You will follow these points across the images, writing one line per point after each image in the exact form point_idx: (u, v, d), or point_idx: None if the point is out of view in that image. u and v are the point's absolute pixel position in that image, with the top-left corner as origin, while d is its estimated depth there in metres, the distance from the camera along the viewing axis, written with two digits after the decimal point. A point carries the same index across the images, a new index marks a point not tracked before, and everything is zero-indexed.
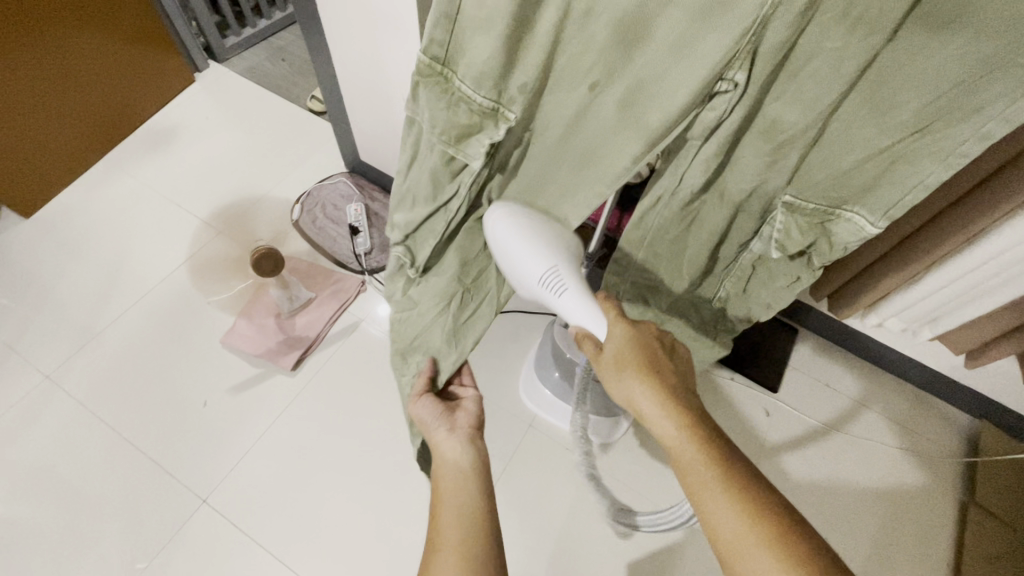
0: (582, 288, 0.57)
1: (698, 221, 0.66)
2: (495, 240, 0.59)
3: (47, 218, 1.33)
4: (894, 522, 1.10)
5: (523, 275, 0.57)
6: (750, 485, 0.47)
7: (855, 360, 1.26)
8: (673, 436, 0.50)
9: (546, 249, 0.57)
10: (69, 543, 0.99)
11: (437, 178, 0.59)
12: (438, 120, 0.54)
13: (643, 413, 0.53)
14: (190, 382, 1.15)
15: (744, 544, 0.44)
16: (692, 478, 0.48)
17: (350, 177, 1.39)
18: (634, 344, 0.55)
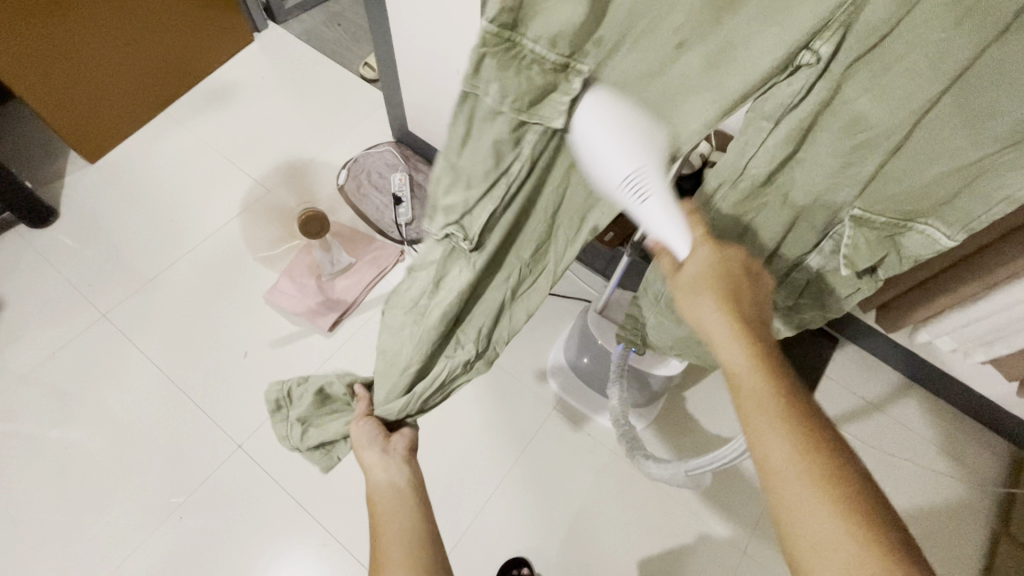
0: (668, 199, 0.48)
1: (757, 227, 0.62)
2: (582, 129, 0.44)
3: (111, 165, 1.39)
4: (920, 546, 1.06)
5: (604, 175, 0.45)
6: (813, 422, 0.44)
7: (897, 376, 1.21)
8: (738, 359, 0.47)
9: (641, 146, 0.44)
10: (116, 469, 1.06)
11: (500, 149, 0.48)
12: (510, 90, 0.42)
13: (712, 327, 0.50)
14: (234, 333, 1.20)
15: (793, 472, 0.42)
16: (747, 399, 0.46)
17: (397, 147, 1.39)
18: (717, 262, 0.52)
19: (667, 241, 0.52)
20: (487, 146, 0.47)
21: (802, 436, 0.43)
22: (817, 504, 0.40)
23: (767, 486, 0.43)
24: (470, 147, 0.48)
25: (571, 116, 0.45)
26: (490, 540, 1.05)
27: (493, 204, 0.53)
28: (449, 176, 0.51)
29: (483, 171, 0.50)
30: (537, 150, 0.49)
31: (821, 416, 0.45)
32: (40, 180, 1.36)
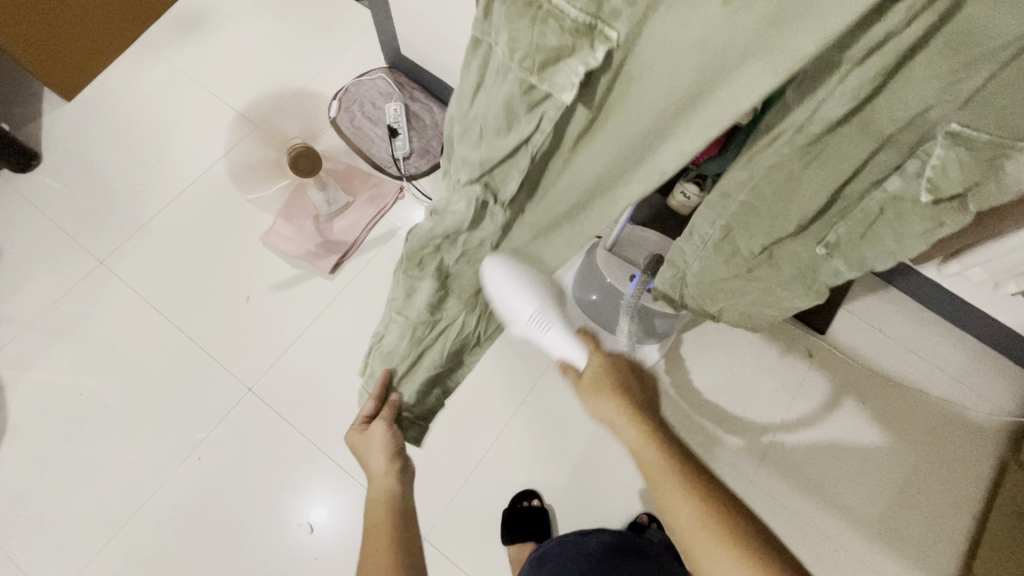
0: (566, 327, 0.63)
1: (827, 162, 0.51)
2: (489, 283, 0.60)
3: (87, 102, 1.31)
4: (926, 474, 1.08)
5: (512, 311, 0.61)
6: (706, 487, 0.53)
7: (917, 307, 1.17)
8: (635, 441, 0.57)
9: (533, 293, 0.60)
10: (132, 413, 1.08)
11: (509, 110, 0.41)
12: (517, 42, 0.36)
13: (617, 420, 0.59)
14: (234, 277, 1.18)
15: (697, 532, 0.50)
16: (653, 475, 0.54)
17: (390, 73, 1.31)
18: (609, 371, 0.62)
19: (569, 357, 0.64)
20: (496, 100, 0.41)
21: (702, 502, 0.51)
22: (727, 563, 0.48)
23: (684, 548, 0.51)
24: (481, 99, 0.44)
25: (483, 269, 0.60)
26: (500, 474, 1.07)
27: (516, 171, 0.48)
28: (461, 124, 0.48)
29: (494, 132, 0.44)
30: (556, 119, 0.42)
31: (719, 484, 0.54)
32: (16, 120, 1.29)
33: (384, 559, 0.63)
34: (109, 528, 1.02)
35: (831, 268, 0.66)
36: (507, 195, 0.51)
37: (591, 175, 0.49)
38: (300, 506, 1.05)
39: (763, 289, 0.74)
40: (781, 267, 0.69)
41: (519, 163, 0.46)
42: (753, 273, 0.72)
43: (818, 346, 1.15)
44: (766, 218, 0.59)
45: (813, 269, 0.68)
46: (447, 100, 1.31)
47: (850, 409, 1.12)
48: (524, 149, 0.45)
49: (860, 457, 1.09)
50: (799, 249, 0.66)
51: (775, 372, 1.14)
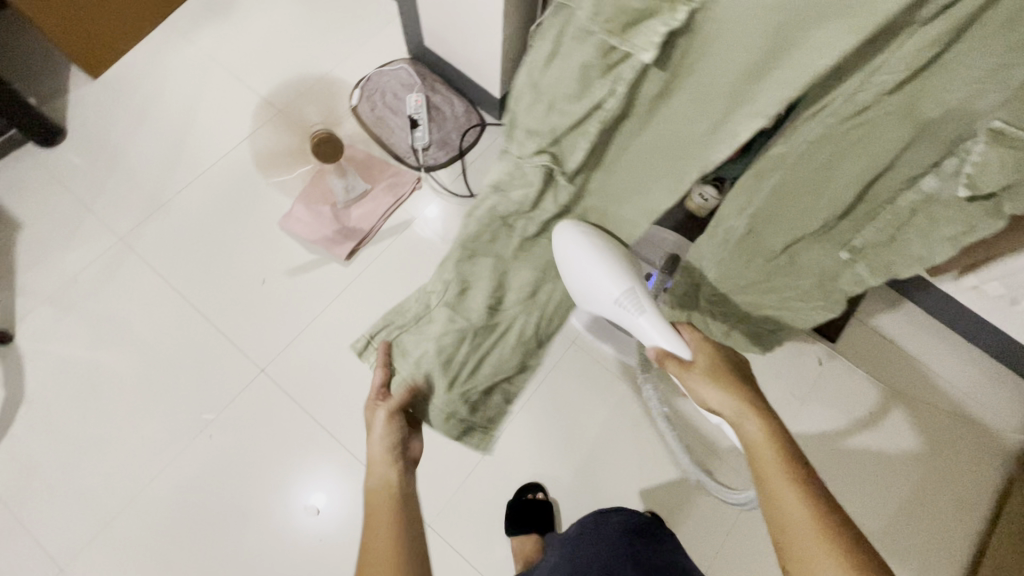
0: (656, 312, 0.72)
1: (861, 151, 0.48)
2: (567, 261, 0.69)
3: (112, 80, 1.32)
4: (931, 488, 1.07)
5: (601, 295, 0.72)
6: (816, 489, 0.53)
7: (929, 320, 1.17)
8: (756, 436, 0.58)
9: (620, 275, 0.70)
10: (145, 390, 1.10)
11: (586, 74, 0.45)
12: (602, 6, 0.38)
13: (742, 415, 0.61)
14: (251, 260, 1.19)
15: (805, 536, 0.50)
16: (763, 465, 0.56)
17: (413, 65, 1.32)
18: (716, 370, 0.66)
19: (667, 348, 0.70)
20: (572, 66, 0.45)
21: (809, 501, 0.52)
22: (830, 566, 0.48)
23: (784, 545, 0.51)
24: (555, 69, 0.47)
25: (554, 237, 0.70)
26: (505, 466, 1.08)
27: (582, 139, 0.52)
28: (529, 93, 0.51)
29: (565, 99, 0.48)
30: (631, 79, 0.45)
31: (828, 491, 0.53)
32: (42, 96, 1.30)
33: (385, 534, 0.57)
34: (119, 500, 1.03)
35: (854, 275, 0.64)
36: (572, 163, 0.56)
37: (668, 134, 0.52)
38: (307, 488, 1.06)
39: (776, 298, 0.73)
40: (805, 272, 0.67)
41: (589, 128, 0.51)
42: (773, 276, 0.70)
43: (829, 354, 1.15)
44: (796, 214, 0.58)
45: (835, 276, 0.66)
46: (468, 94, 1.32)
47: (858, 419, 1.11)
48: (596, 113, 0.49)
49: (866, 466, 1.09)
50: (819, 255, 0.64)
51: (784, 378, 1.14)
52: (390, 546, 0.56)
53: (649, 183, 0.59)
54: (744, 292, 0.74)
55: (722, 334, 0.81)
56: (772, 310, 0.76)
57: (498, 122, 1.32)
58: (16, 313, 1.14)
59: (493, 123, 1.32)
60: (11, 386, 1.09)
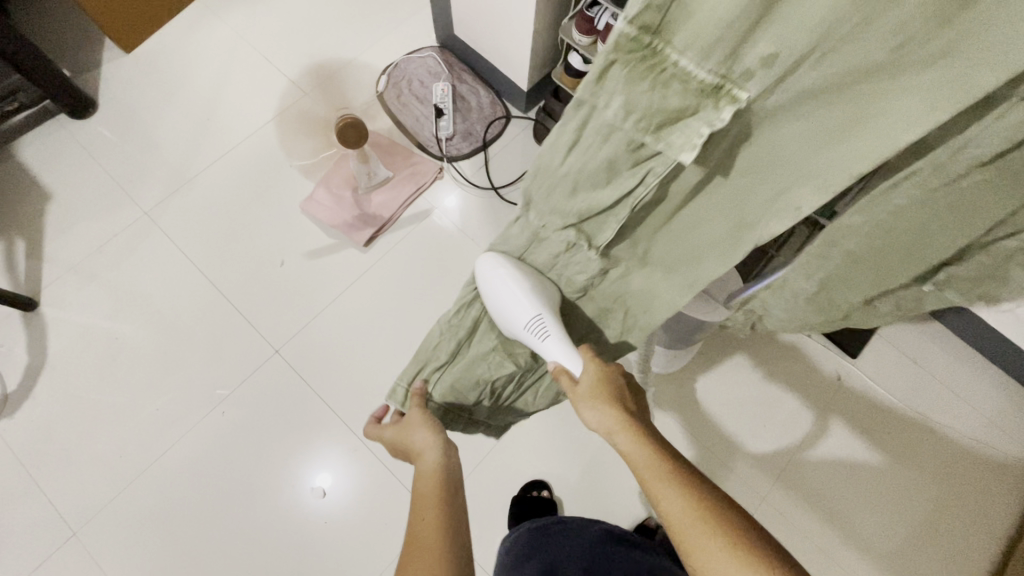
0: (563, 335, 0.64)
1: (946, 217, 0.43)
2: (486, 284, 0.67)
3: (145, 55, 1.34)
4: (945, 513, 1.05)
5: (511, 318, 0.66)
6: (709, 495, 0.47)
7: (956, 342, 1.13)
8: (627, 442, 0.53)
9: (532, 298, 0.64)
10: (161, 363, 1.12)
11: (613, 165, 0.45)
12: (637, 105, 0.38)
13: (613, 429, 0.54)
14: (270, 241, 1.20)
15: (698, 533, 0.45)
16: (647, 478, 0.50)
17: (441, 53, 1.32)
18: (603, 377, 0.59)
19: (565, 364, 0.63)
20: (600, 157, 0.45)
21: (701, 510, 0.46)
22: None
23: (689, 561, 0.46)
24: (578, 156, 0.47)
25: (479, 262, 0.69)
26: (511, 461, 1.08)
27: (613, 220, 0.52)
28: (552, 179, 0.51)
29: (594, 182, 0.48)
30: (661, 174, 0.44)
31: (723, 493, 0.48)
32: (76, 68, 1.32)
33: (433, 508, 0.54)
34: (132, 469, 1.05)
35: (941, 297, 0.56)
36: (600, 241, 0.56)
37: (726, 197, 0.48)
38: (314, 470, 1.07)
39: (854, 323, 0.65)
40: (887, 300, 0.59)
41: (619, 212, 0.50)
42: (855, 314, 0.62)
43: (848, 369, 1.13)
44: (872, 273, 0.52)
45: (918, 299, 0.58)
46: (494, 85, 1.31)
47: (873, 439, 1.09)
48: (627, 198, 0.48)
49: (879, 486, 1.07)
50: (903, 286, 0.56)
51: (799, 391, 1.12)
52: (435, 528, 0.52)
53: (705, 245, 0.54)
54: (812, 330, 0.67)
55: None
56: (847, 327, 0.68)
57: (523, 115, 1.31)
58: (42, 281, 1.16)
59: (519, 116, 1.31)
60: (34, 352, 1.11)
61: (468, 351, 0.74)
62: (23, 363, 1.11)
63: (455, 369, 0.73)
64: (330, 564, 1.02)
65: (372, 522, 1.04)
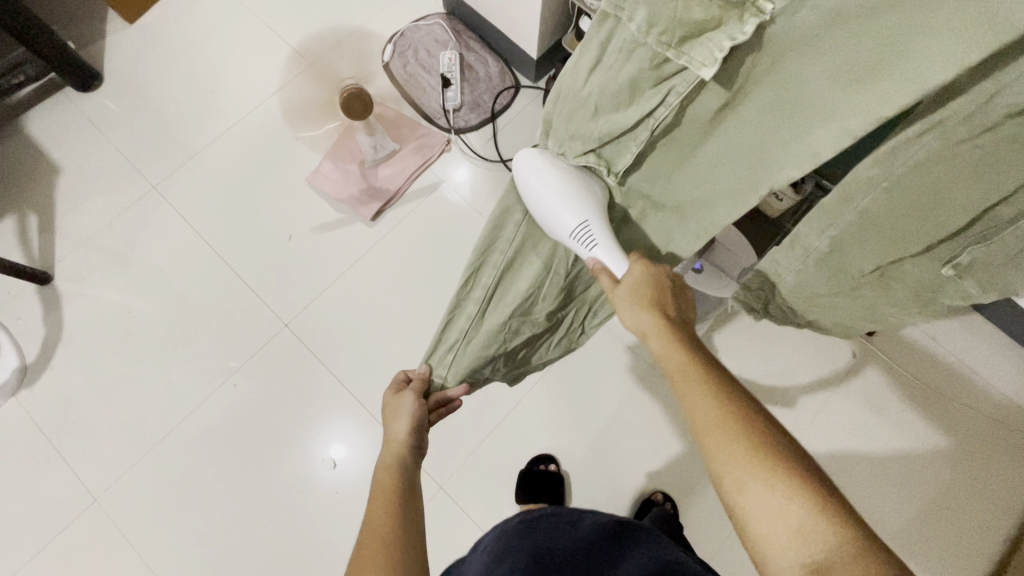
0: (612, 244, 0.59)
1: (971, 171, 0.41)
2: (527, 187, 0.59)
3: (148, 26, 1.32)
4: (958, 492, 1.03)
5: (554, 225, 0.59)
6: (738, 397, 0.47)
7: (976, 319, 1.10)
8: (659, 343, 0.53)
9: (578, 204, 0.56)
10: (173, 336, 1.13)
11: (636, 85, 0.44)
12: (659, 18, 0.38)
13: (649, 331, 0.54)
14: (278, 215, 1.19)
15: (717, 425, 0.46)
16: (676, 377, 0.50)
17: (449, 21, 1.28)
18: (652, 282, 0.57)
19: (607, 262, 0.59)
20: (620, 80, 0.44)
21: (724, 408, 0.46)
22: (749, 470, 0.43)
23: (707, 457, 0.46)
24: (599, 79, 0.46)
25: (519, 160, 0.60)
26: (519, 436, 1.08)
27: (633, 144, 0.50)
28: (572, 102, 0.50)
29: (612, 107, 0.47)
30: (684, 93, 0.43)
31: (753, 397, 0.48)
32: (82, 38, 1.31)
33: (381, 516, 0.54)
34: (149, 439, 1.08)
35: (960, 295, 0.51)
36: (620, 166, 0.53)
37: (739, 142, 0.46)
38: (325, 442, 1.09)
39: (863, 314, 0.60)
40: (890, 292, 0.56)
41: (640, 134, 0.48)
42: (849, 298, 0.59)
43: (863, 347, 1.10)
44: (878, 241, 0.51)
45: (933, 291, 0.53)
46: (503, 54, 1.27)
47: (887, 416, 1.07)
48: (644, 125, 0.47)
49: (890, 464, 1.05)
50: (919, 271, 0.52)
51: (811, 368, 1.10)
52: (383, 523, 0.53)
53: (715, 190, 0.52)
54: (818, 309, 0.63)
55: (802, 330, 0.70)
56: (851, 330, 0.65)
57: (533, 85, 1.27)
58: (56, 255, 1.17)
59: (528, 86, 1.27)
60: (50, 324, 1.13)
61: (484, 325, 0.72)
62: (40, 334, 1.13)
63: (473, 347, 0.73)
64: (340, 533, 1.04)
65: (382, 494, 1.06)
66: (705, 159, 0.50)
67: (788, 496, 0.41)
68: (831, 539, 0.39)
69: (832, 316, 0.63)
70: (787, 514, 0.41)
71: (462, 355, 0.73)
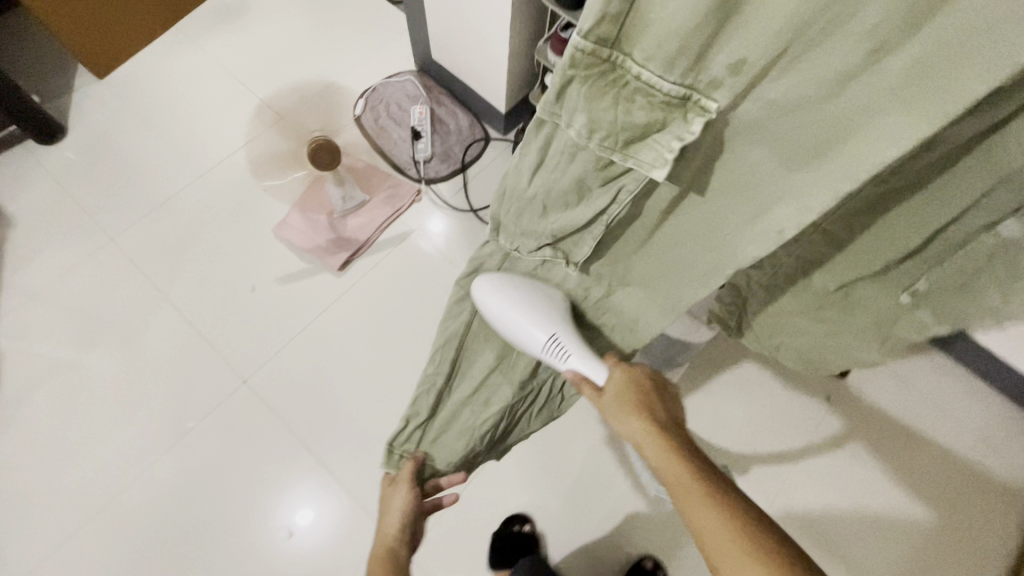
0: (585, 350, 0.64)
1: (923, 197, 0.45)
2: (488, 313, 0.69)
3: (119, 81, 1.32)
4: (945, 538, 1.01)
5: (527, 341, 0.67)
6: (744, 508, 0.44)
7: (941, 358, 1.12)
8: (656, 455, 0.50)
9: (540, 320, 0.66)
10: (121, 395, 1.06)
11: (584, 184, 0.46)
12: (600, 122, 0.38)
13: (641, 438, 0.52)
14: (241, 266, 1.15)
15: (725, 544, 0.42)
16: (680, 497, 0.46)
17: (420, 78, 1.32)
18: (633, 383, 0.58)
19: (583, 372, 0.62)
20: (567, 180, 0.46)
21: (738, 528, 0.43)
22: None
23: None
24: (545, 177, 0.48)
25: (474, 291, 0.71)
26: (493, 495, 1.02)
27: (590, 237, 0.52)
28: (526, 206, 0.53)
29: (567, 204, 0.49)
30: (636, 188, 0.45)
31: (760, 508, 0.45)
32: (47, 94, 1.30)
33: None
34: (86, 508, 0.98)
35: (916, 322, 0.56)
36: (579, 257, 0.57)
37: (706, 221, 0.50)
38: (282, 507, 1.00)
39: (825, 346, 0.64)
40: (857, 312, 0.59)
41: (594, 231, 0.51)
42: (815, 315, 0.62)
43: (837, 390, 1.10)
44: (842, 261, 0.55)
45: (891, 323, 0.57)
46: (473, 109, 1.31)
47: (867, 462, 1.05)
48: (600, 217, 0.49)
49: (876, 512, 1.02)
50: (880, 298, 0.56)
51: (789, 412, 1.09)
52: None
53: (692, 253, 0.54)
54: (788, 335, 0.67)
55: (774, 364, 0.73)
56: (828, 363, 0.67)
57: (501, 137, 1.30)
58: None
59: (497, 138, 1.30)
60: None
61: (449, 402, 0.72)
62: None
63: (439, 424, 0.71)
64: None
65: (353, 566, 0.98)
66: (676, 224, 0.53)
67: None
68: None
69: (800, 339, 0.66)
70: None
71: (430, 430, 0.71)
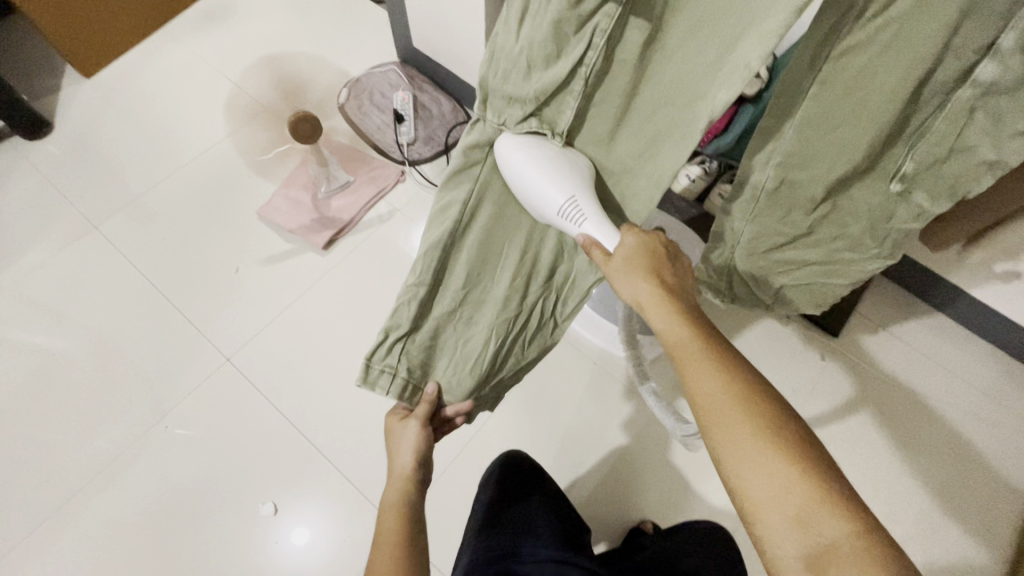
0: (604, 219, 0.56)
1: (893, 56, 0.43)
2: (510, 172, 0.56)
3: (105, 80, 1.35)
4: (950, 495, 0.97)
5: (543, 204, 0.57)
6: (742, 371, 0.46)
7: (935, 315, 1.10)
8: (662, 319, 0.51)
9: (567, 179, 0.54)
10: (99, 379, 1.03)
11: (560, 29, 0.44)
12: None
13: (648, 301, 0.52)
14: (223, 249, 1.15)
15: (720, 403, 0.45)
16: (682, 353, 0.48)
17: (401, 67, 1.34)
18: (648, 250, 0.55)
19: (597, 236, 0.56)
20: (544, 25, 0.44)
21: (737, 383, 0.45)
22: (752, 449, 0.42)
23: (709, 438, 0.45)
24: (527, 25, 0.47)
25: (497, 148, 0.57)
26: (480, 468, 0.98)
27: (572, 98, 0.51)
28: (505, 65, 0.50)
29: (543, 60, 0.47)
30: (610, 26, 0.44)
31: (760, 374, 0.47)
32: (35, 93, 1.32)
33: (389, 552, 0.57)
34: (60, 493, 0.95)
35: (909, 209, 0.55)
36: (563, 126, 0.54)
37: (672, 92, 0.48)
38: (264, 488, 0.97)
39: (824, 259, 0.63)
40: (851, 224, 0.59)
41: (575, 87, 0.50)
42: (806, 238, 0.62)
43: (832, 350, 1.08)
44: (823, 167, 0.53)
45: (886, 217, 0.57)
46: (454, 94, 1.32)
47: (866, 419, 1.03)
48: (580, 71, 0.48)
49: (874, 469, 1.00)
50: (868, 193, 0.56)
51: (783, 372, 1.07)
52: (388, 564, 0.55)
53: (658, 147, 0.52)
54: (784, 266, 0.65)
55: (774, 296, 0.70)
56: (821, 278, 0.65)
57: None
58: None
59: None
60: None
61: (433, 314, 0.62)
62: None
63: (421, 340, 0.62)
64: None
65: (348, 569, 0.93)
66: (646, 116, 0.51)
67: (790, 476, 0.41)
68: (831, 515, 0.39)
69: (794, 273, 0.66)
70: (791, 489, 0.41)
71: (412, 346, 0.62)
